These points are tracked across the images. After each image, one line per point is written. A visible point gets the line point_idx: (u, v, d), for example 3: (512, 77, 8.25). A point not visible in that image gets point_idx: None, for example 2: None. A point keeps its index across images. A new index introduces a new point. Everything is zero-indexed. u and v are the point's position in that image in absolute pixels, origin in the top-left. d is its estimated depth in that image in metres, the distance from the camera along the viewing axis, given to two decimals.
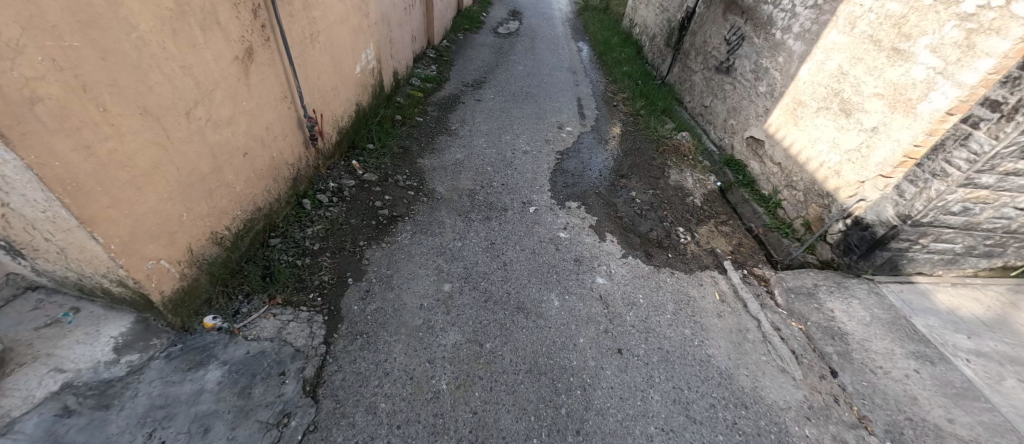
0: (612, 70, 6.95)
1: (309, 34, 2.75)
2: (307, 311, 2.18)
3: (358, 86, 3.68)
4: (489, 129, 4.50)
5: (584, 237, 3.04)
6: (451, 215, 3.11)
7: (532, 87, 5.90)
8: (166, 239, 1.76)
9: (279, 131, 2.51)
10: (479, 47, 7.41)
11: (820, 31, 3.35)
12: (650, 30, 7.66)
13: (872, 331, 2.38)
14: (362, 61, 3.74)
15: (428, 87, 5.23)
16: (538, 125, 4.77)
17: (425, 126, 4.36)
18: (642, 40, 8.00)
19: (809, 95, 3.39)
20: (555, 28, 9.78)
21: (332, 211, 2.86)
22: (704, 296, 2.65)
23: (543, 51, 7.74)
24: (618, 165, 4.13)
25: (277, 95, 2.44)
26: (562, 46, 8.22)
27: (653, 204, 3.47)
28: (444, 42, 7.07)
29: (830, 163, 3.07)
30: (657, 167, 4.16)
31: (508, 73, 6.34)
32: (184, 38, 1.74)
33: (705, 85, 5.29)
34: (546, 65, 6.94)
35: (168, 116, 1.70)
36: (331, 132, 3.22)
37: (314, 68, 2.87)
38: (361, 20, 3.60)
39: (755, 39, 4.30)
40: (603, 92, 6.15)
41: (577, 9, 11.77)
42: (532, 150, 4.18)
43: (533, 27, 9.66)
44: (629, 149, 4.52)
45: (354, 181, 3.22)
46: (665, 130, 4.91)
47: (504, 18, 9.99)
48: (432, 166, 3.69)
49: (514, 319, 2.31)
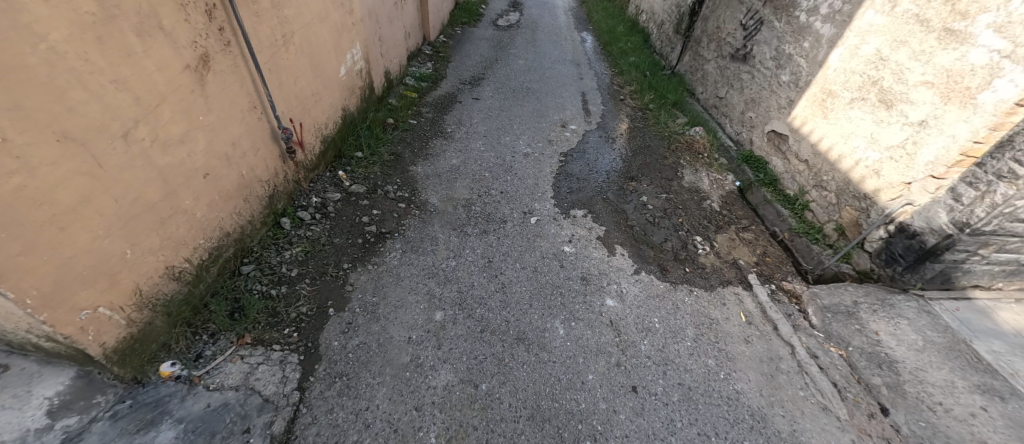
0: (618, 60, 6.59)
1: (283, 35, 2.49)
2: (280, 350, 1.94)
3: (343, 89, 3.41)
4: (487, 130, 4.21)
5: (591, 252, 2.76)
6: (445, 230, 2.85)
7: (534, 82, 5.59)
8: (106, 282, 1.52)
9: (248, 146, 2.25)
10: (478, 41, 7.10)
11: (853, 12, 3.00)
12: (658, 17, 7.27)
13: (926, 358, 2.07)
14: (348, 62, 3.47)
15: (423, 86, 4.95)
16: (540, 124, 4.47)
17: (419, 129, 4.09)
18: (650, 28, 7.61)
19: (840, 84, 3.05)
20: (557, 17, 9.40)
21: (313, 230, 2.61)
22: (728, 318, 2.36)
23: (545, 43, 7.40)
24: (626, 166, 3.83)
25: (243, 106, 2.18)
26: (565, 37, 7.86)
27: (667, 210, 3.16)
28: (441, 37, 6.77)
29: (868, 161, 2.74)
30: (669, 166, 3.84)
31: (508, 67, 6.03)
32: (115, 48, 1.48)
33: (719, 75, 4.94)
34: (548, 58, 6.60)
35: (99, 141, 1.44)
36: (313, 142, 2.97)
37: (290, 74, 2.61)
38: (345, 17, 3.33)
39: (776, 23, 3.94)
40: (609, 85, 5.82)
41: None
42: (534, 153, 3.89)
43: (534, 18, 9.29)
44: (639, 147, 4.20)
45: (340, 194, 2.97)
46: (676, 125, 4.57)
47: (504, 10, 9.64)
48: (425, 173, 3.43)
49: (514, 353, 2.06)
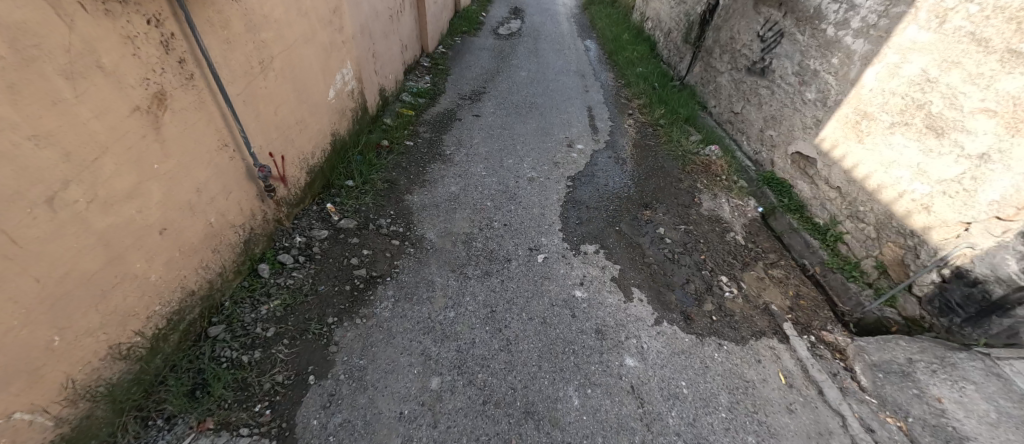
0: (624, 71, 6.31)
1: (262, 61, 2.23)
2: (247, 436, 1.66)
3: (332, 113, 3.15)
4: (489, 151, 3.95)
5: (606, 297, 2.48)
6: (444, 272, 2.58)
7: (538, 96, 5.32)
8: (23, 382, 1.25)
9: (216, 189, 1.98)
10: (479, 51, 6.85)
11: (891, 27, 2.73)
12: (666, 25, 7.01)
13: (1003, 436, 1.77)
14: (339, 83, 3.21)
15: (420, 103, 4.69)
16: (545, 143, 4.21)
17: (416, 151, 3.82)
18: (657, 36, 7.34)
19: (878, 106, 2.77)
20: (560, 25, 9.15)
21: (295, 277, 2.34)
22: (765, 380, 2.08)
23: (548, 52, 7.13)
24: (639, 191, 3.55)
25: (210, 146, 1.91)
26: (568, 46, 7.60)
27: (687, 245, 2.88)
28: (440, 48, 6.53)
29: (915, 194, 2.46)
30: (685, 191, 3.57)
31: (510, 80, 5.78)
32: (37, 96, 1.20)
33: (733, 89, 4.67)
34: (552, 69, 6.34)
35: (12, 212, 1.16)
36: (298, 174, 2.69)
37: (270, 103, 2.34)
38: (335, 35, 3.07)
39: (798, 36, 3.67)
40: (616, 98, 5.55)
41: (583, 3, 11.11)
42: (539, 177, 3.62)
43: (536, 25, 9.06)
44: (651, 168, 3.92)
45: (327, 232, 2.69)
46: (690, 143, 4.30)
47: (505, 17, 9.42)
48: (422, 203, 3.16)
49: (522, 432, 1.78)
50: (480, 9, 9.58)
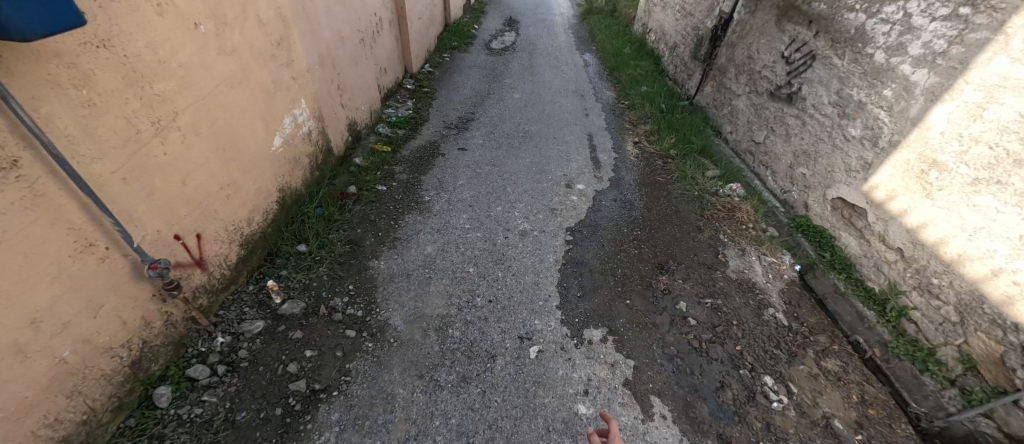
0: (628, 90, 5.77)
1: (156, 120, 1.68)
2: None
3: (280, 164, 2.59)
4: (475, 195, 3.39)
5: (617, 414, 1.91)
6: (409, 378, 2.00)
7: (532, 123, 4.77)
8: None
9: (73, 309, 1.42)
10: (469, 69, 6.34)
11: (967, 57, 2.22)
12: (671, 39, 6.48)
13: None
14: (289, 128, 2.67)
15: (399, 135, 4.15)
16: (541, 182, 3.65)
17: (389, 198, 3.26)
18: (662, 50, 6.81)
19: (953, 155, 2.23)
20: (557, 38, 8.62)
21: (207, 402, 1.76)
22: None
23: (544, 69, 6.60)
24: (653, 246, 2.99)
25: (59, 254, 1.35)
26: (566, 62, 7.06)
27: (716, 327, 2.30)
28: (426, 67, 6.02)
29: (1018, 274, 1.93)
30: (706, 245, 3.01)
31: (502, 103, 5.25)
32: None
33: (753, 115, 4.13)
34: (548, 89, 5.80)
35: None
36: (225, 250, 2.14)
37: (175, 172, 1.79)
38: (282, 71, 2.53)
39: (835, 60, 3.13)
40: (619, 122, 5.02)
41: (581, 14, 10.67)
42: (533, 229, 3.07)
43: (531, 37, 8.58)
44: (664, 214, 3.37)
45: (263, 324, 2.12)
46: (708, 180, 3.75)
47: (499, 29, 8.95)
48: (390, 272, 2.59)
49: None
50: (472, 21, 9.08)
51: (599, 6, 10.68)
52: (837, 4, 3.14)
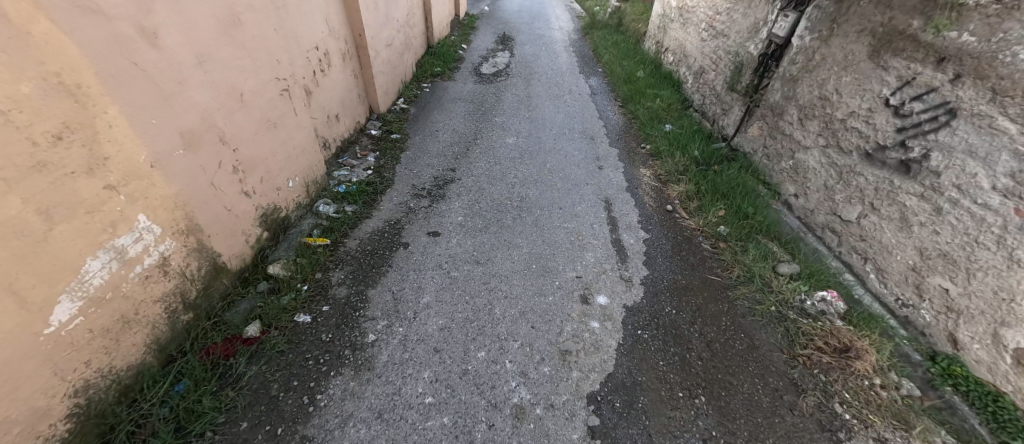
0: (650, 130, 4.64)
1: None
2: None
3: (73, 348, 1.43)
4: (447, 328, 2.24)
5: None
6: None
7: (531, 184, 3.63)
8: None
9: None
10: (452, 103, 5.22)
11: None
12: (697, 62, 5.37)
13: None
14: (105, 275, 1.52)
15: (347, 216, 2.99)
16: (546, 292, 2.52)
17: (311, 341, 2.10)
18: (685, 75, 5.69)
19: None
20: (558, 58, 7.51)
21: None
22: None
23: (545, 102, 5.47)
24: (733, 428, 1.85)
25: None
26: (569, 90, 5.95)
27: None
28: (399, 105, 4.90)
29: None
30: (816, 427, 1.87)
31: (491, 153, 4.11)
32: None
33: (834, 178, 3.01)
34: (550, 130, 4.67)
35: None
36: None
37: None
38: (71, 183, 1.38)
39: (1000, 120, 2.03)
40: (643, 176, 3.90)
41: (582, 29, 9.69)
42: (538, 399, 1.93)
43: (528, 57, 7.52)
44: (734, 352, 2.21)
45: None
46: (786, 281, 2.60)
47: (491, 48, 7.90)
48: None
49: None
50: (460, 41, 7.98)
51: (603, 20, 9.61)
52: (1002, 36, 2.05)
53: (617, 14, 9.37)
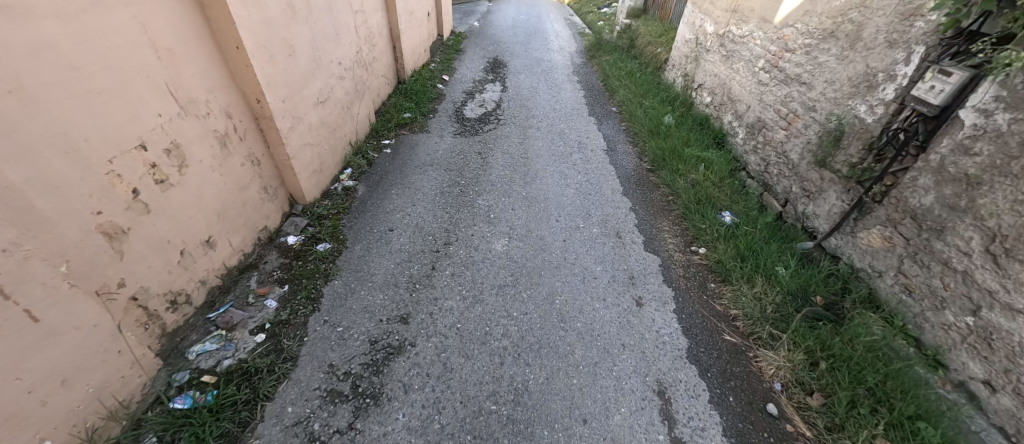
0: (702, 221, 3.20)
1: None
2: None
3: None
4: None
5: None
6: None
7: (533, 353, 2.19)
8: None
9: None
10: (421, 173, 3.78)
11: None
12: (752, 113, 3.99)
13: None
14: None
15: None
16: None
17: None
18: (733, 126, 4.30)
19: None
20: (561, 91, 6.11)
21: None
22: None
23: (548, 166, 4.05)
24: None
25: None
26: (578, 146, 4.52)
27: None
28: (341, 184, 3.44)
29: None
30: None
31: (470, 277, 2.66)
32: None
33: None
34: (557, 222, 3.24)
35: None
36: None
37: None
38: None
39: None
40: (711, 320, 2.47)
41: (586, 51, 8.36)
42: None
43: (524, 90, 6.12)
44: None
45: None
46: None
47: (479, 79, 6.48)
48: None
49: None
50: (440, 69, 6.55)
51: (611, 42, 8.26)
52: None
53: (628, 34, 7.99)
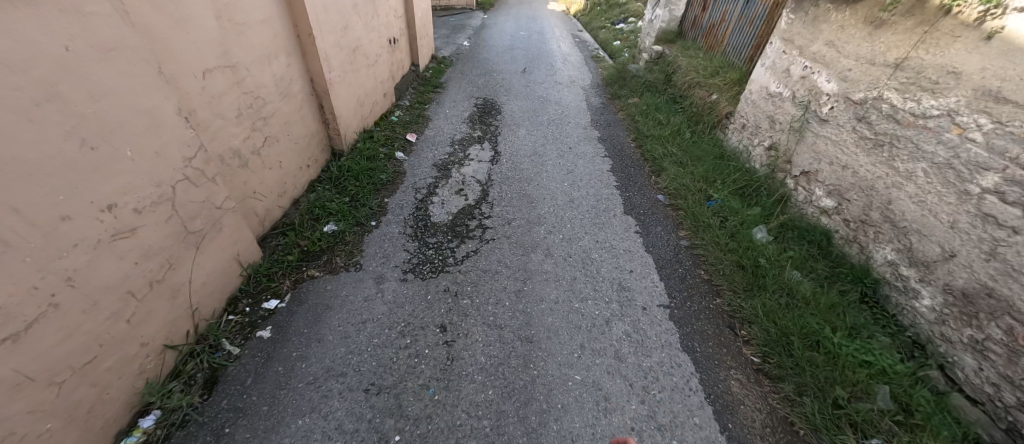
0: None
1: None
2: None
3: None
4: None
5: None
6: None
7: None
8: None
9: None
10: (316, 410, 1.83)
11: None
12: (960, 268, 2.11)
13: None
14: None
15: None
16: None
17: None
18: (901, 275, 2.41)
19: None
20: (579, 161, 4.20)
21: None
22: None
23: (571, 367, 2.13)
24: None
25: None
26: (620, 296, 2.59)
27: None
28: None
29: None
30: None
31: None
32: None
33: None
34: None
35: None
36: None
37: None
38: None
39: None
40: None
41: (605, 85, 6.46)
42: None
43: (526, 158, 4.19)
44: None
45: None
46: None
47: (461, 137, 4.56)
48: None
49: None
50: (407, 123, 4.64)
51: (637, 74, 6.36)
52: None
53: (660, 66, 6.09)
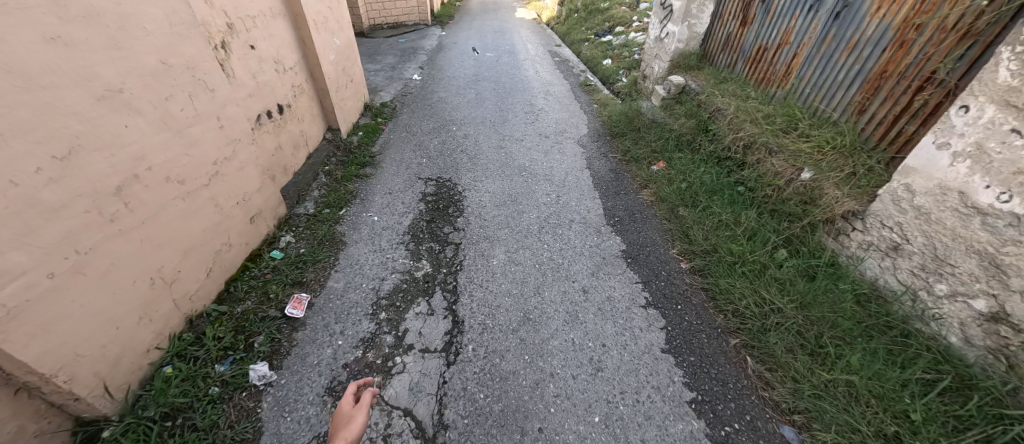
0: None
1: None
2: None
3: None
4: None
5: None
6: None
7: None
8: None
9: None
10: None
11: None
12: None
13: None
14: None
15: None
16: None
17: None
18: None
19: None
20: (609, 333, 2.29)
21: None
22: None
23: None
24: None
25: None
26: None
27: None
28: None
29: None
30: None
31: None
32: None
33: None
34: None
35: None
36: None
37: None
38: None
39: None
40: None
41: (611, 135, 4.61)
42: None
43: (512, 337, 2.25)
44: None
45: None
46: None
47: (395, 285, 2.58)
48: None
49: None
50: (299, 264, 2.63)
51: (655, 117, 4.52)
52: None
53: (687, 105, 4.26)
